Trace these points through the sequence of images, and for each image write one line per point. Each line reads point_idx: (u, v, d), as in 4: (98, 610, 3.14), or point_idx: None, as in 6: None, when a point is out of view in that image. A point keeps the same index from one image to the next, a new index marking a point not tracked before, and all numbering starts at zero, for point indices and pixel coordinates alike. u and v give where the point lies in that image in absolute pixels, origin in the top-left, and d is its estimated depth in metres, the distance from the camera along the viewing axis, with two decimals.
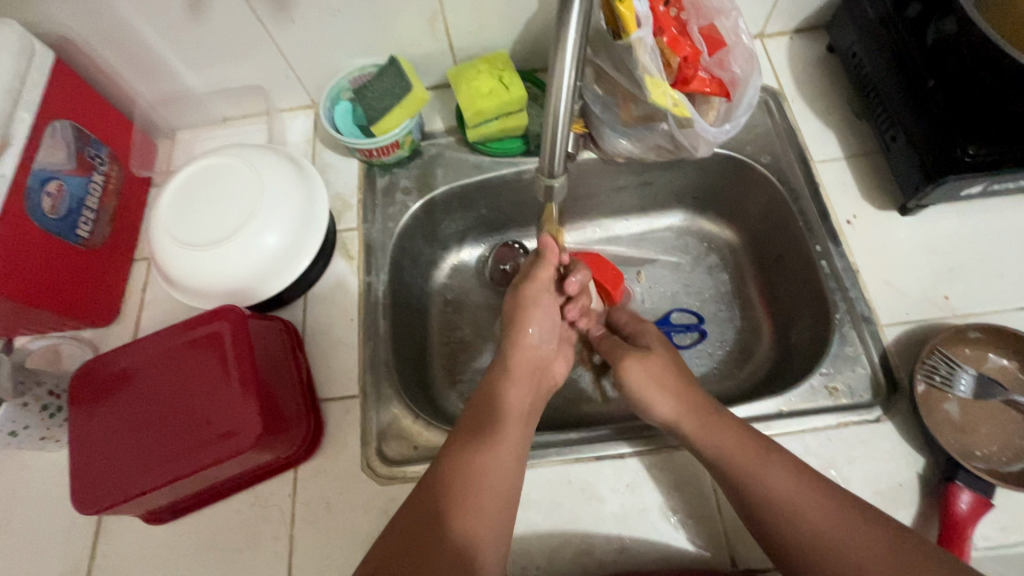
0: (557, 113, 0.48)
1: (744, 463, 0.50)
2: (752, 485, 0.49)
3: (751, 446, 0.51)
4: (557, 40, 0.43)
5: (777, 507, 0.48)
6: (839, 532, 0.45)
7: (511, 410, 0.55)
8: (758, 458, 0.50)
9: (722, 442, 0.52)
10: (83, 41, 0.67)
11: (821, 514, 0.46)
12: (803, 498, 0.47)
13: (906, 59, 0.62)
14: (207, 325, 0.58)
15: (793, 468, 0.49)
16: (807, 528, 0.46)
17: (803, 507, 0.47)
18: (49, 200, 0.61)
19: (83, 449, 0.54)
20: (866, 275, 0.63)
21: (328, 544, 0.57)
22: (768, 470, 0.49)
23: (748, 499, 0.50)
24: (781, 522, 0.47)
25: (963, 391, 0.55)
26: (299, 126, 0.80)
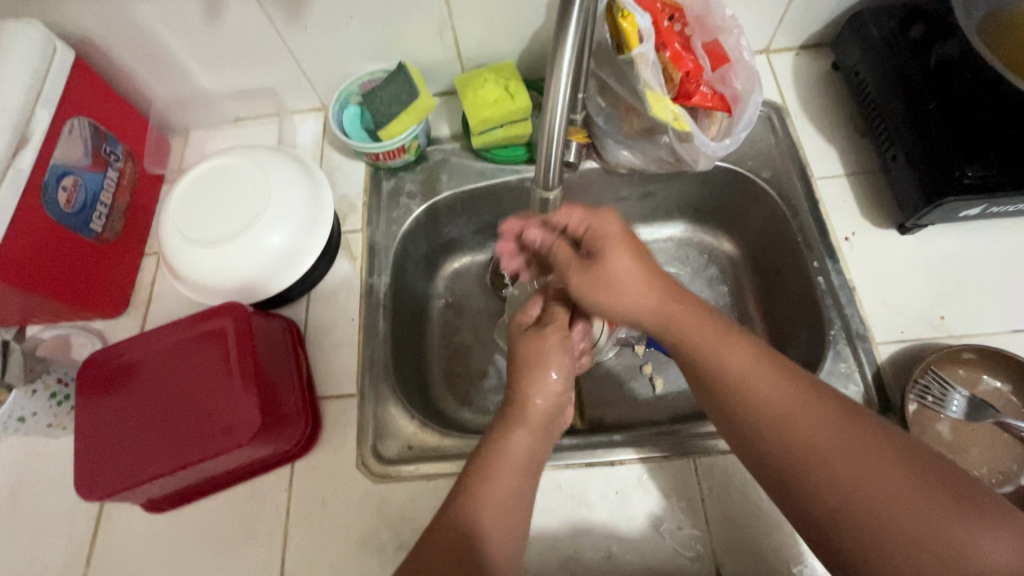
0: (552, 121, 0.49)
1: (702, 341, 0.46)
2: (708, 362, 0.46)
3: (711, 324, 0.47)
4: (555, 54, 0.45)
5: (728, 380, 0.45)
6: (793, 407, 0.42)
7: (516, 467, 0.48)
8: (719, 333, 0.46)
9: (684, 328, 0.47)
10: (103, 42, 0.69)
11: (771, 387, 0.43)
12: (759, 372, 0.44)
13: (909, 82, 0.62)
14: (211, 321, 0.60)
15: (754, 345, 0.45)
16: (763, 403, 0.43)
17: (758, 380, 0.44)
18: (65, 194, 0.63)
19: (88, 437, 0.56)
20: (863, 294, 0.63)
21: (323, 538, 0.58)
22: (728, 348, 0.45)
23: (702, 374, 0.47)
24: (737, 398, 0.44)
25: (955, 412, 0.55)
26: (308, 128, 0.82)
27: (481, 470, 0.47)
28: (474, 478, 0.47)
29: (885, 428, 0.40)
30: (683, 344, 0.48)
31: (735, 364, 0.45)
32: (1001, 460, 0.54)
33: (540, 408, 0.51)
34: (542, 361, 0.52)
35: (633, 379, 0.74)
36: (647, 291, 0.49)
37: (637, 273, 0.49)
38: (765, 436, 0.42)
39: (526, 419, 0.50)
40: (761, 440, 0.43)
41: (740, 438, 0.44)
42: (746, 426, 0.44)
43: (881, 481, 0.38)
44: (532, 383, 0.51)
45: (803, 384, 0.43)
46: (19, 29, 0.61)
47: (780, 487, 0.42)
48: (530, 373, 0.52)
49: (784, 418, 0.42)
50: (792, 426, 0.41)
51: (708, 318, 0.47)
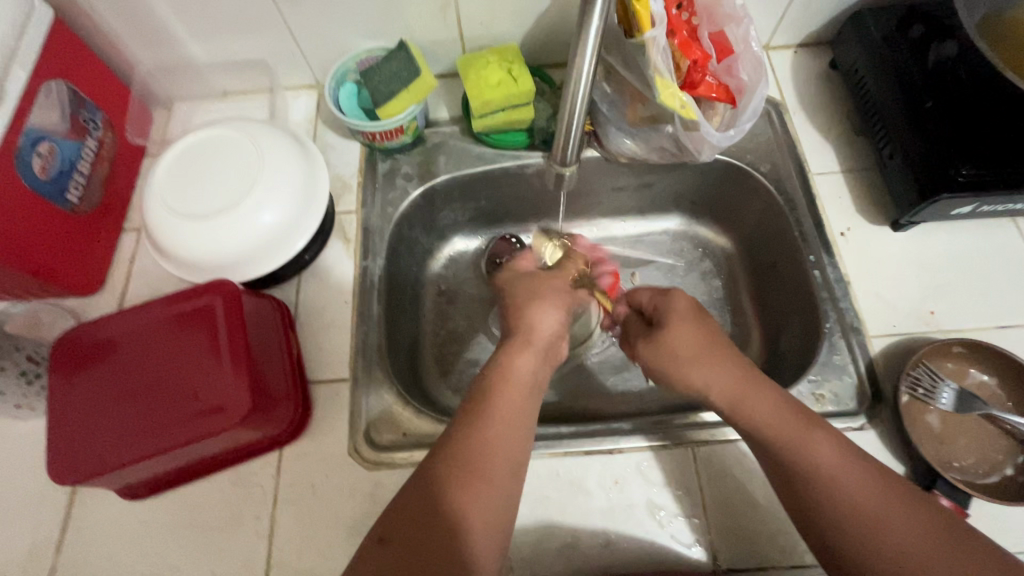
0: (573, 104, 0.51)
1: (785, 434, 0.45)
2: (794, 457, 0.44)
3: (789, 414, 0.46)
4: (580, 28, 0.44)
5: (815, 479, 0.42)
6: (881, 511, 0.40)
7: (501, 453, 0.44)
8: (800, 425, 0.45)
9: (758, 412, 0.46)
10: (85, 2, 0.65)
11: (860, 490, 0.41)
12: (848, 469, 0.42)
13: (908, 80, 0.64)
14: (199, 298, 0.57)
15: (836, 439, 0.44)
16: (853, 504, 0.41)
17: (847, 479, 0.42)
18: (40, 160, 0.60)
19: (62, 417, 0.52)
20: (857, 288, 0.64)
21: (312, 526, 0.56)
22: (814, 440, 0.44)
23: (784, 468, 0.44)
24: (825, 500, 0.42)
25: (944, 404, 0.56)
26: (301, 105, 0.79)
27: (451, 457, 0.43)
28: (457, 456, 0.43)
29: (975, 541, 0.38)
30: (761, 430, 0.46)
31: (821, 460, 0.43)
32: (989, 452, 0.55)
33: (547, 333, 0.54)
34: (545, 295, 0.56)
35: (625, 371, 0.74)
36: (716, 366, 0.50)
37: (699, 345, 0.51)
38: (851, 536, 0.40)
39: (532, 339, 0.52)
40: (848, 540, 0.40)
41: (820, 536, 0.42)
42: (832, 522, 0.41)
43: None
44: (537, 313, 0.54)
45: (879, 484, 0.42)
46: None
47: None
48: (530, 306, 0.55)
49: (875, 520, 0.40)
50: (884, 529, 0.39)
51: (787, 407, 0.46)
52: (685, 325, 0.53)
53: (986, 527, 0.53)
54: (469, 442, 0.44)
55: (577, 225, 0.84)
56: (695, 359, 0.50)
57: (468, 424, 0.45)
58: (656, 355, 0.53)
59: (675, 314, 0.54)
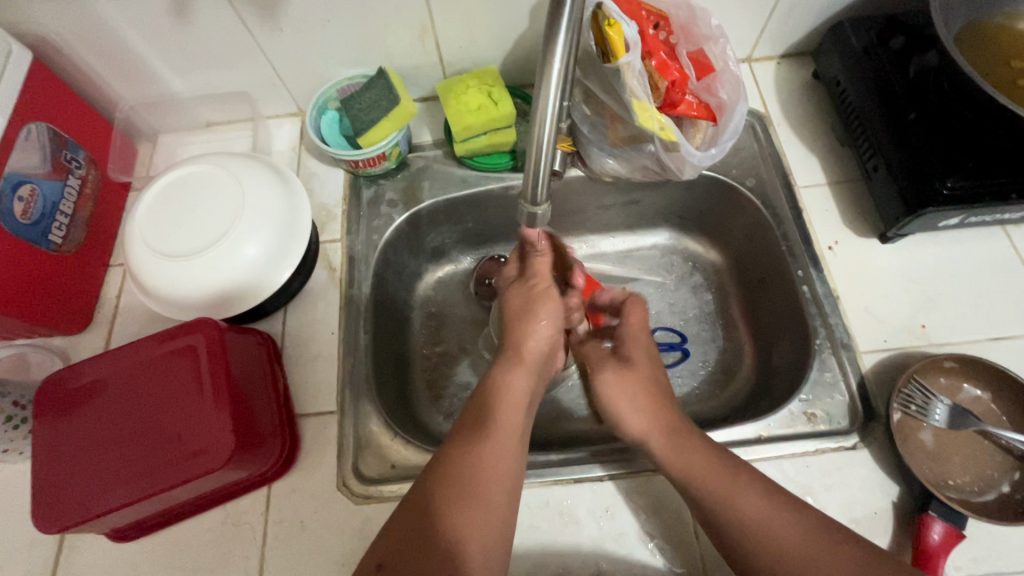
0: (540, 147, 0.48)
1: (710, 485, 0.48)
2: (720, 508, 0.47)
3: (717, 464, 0.49)
4: (543, 66, 0.43)
5: (742, 527, 0.45)
6: (812, 554, 0.42)
7: (497, 475, 0.46)
8: (727, 475, 0.48)
9: (688, 465, 0.50)
10: (64, 43, 0.65)
11: (787, 530, 0.44)
12: (768, 514, 0.45)
13: (889, 91, 0.63)
14: (182, 338, 0.56)
15: (762, 488, 0.47)
16: (781, 551, 0.43)
17: (770, 522, 0.45)
18: (21, 204, 0.60)
19: (46, 465, 0.52)
20: (846, 302, 0.64)
21: (301, 564, 0.56)
22: (739, 492, 0.47)
23: (713, 516, 0.47)
24: (754, 546, 0.44)
25: (937, 421, 0.55)
26: (284, 134, 0.79)
27: (445, 474, 0.45)
28: (453, 473, 0.45)
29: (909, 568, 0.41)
30: (690, 484, 0.49)
31: (746, 506, 0.46)
32: (984, 468, 0.55)
33: (537, 350, 0.57)
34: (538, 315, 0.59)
35: None
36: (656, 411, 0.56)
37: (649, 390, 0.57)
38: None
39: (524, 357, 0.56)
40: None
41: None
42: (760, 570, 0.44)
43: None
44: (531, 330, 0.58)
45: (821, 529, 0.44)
46: None
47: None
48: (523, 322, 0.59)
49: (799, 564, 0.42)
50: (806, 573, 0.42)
51: (716, 458, 0.49)
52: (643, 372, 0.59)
53: (984, 547, 0.52)
54: (466, 460, 0.46)
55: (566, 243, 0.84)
56: (641, 404, 0.56)
57: (459, 444, 0.47)
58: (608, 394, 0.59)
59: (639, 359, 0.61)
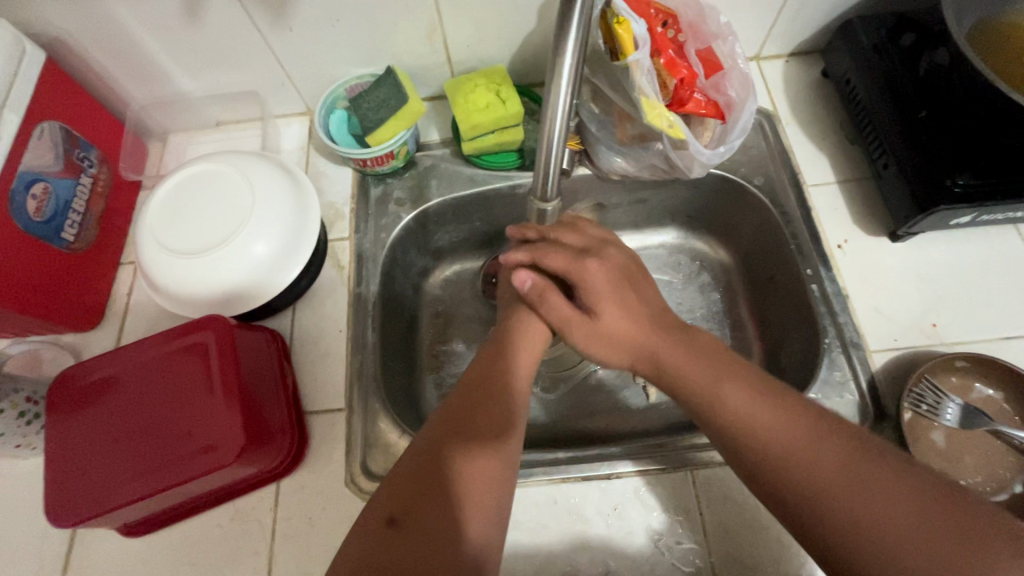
0: (550, 142, 0.49)
1: (695, 383, 0.46)
2: (706, 404, 0.45)
3: (701, 362, 0.47)
4: (553, 64, 0.43)
5: (727, 422, 0.43)
6: (798, 444, 0.40)
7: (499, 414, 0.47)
8: (713, 373, 0.46)
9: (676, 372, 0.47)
10: (76, 42, 0.66)
11: (770, 422, 0.42)
12: (750, 409, 0.43)
13: (899, 89, 0.63)
14: (192, 335, 0.57)
15: (750, 382, 0.45)
16: (764, 439, 0.41)
17: (752, 419, 0.42)
18: (35, 202, 0.60)
19: (58, 460, 0.53)
20: (856, 301, 0.63)
21: (310, 560, 0.56)
22: (723, 387, 0.45)
23: (701, 413, 0.45)
24: (740, 440, 0.43)
25: (949, 420, 0.55)
26: (293, 133, 0.79)
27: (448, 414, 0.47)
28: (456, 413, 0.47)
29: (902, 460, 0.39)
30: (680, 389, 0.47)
31: (731, 400, 0.44)
32: (997, 469, 0.54)
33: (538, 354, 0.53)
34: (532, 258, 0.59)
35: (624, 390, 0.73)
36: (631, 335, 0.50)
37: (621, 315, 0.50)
38: (762, 468, 0.41)
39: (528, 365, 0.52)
40: (758, 471, 0.41)
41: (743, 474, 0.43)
42: (745, 457, 0.42)
43: (909, 522, 0.35)
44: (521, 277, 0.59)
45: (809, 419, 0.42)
46: None
47: (786, 517, 0.40)
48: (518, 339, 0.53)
49: (783, 454, 0.40)
50: (790, 463, 0.40)
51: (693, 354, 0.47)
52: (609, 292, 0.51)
53: None
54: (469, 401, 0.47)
55: None
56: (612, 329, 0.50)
57: (468, 400, 0.47)
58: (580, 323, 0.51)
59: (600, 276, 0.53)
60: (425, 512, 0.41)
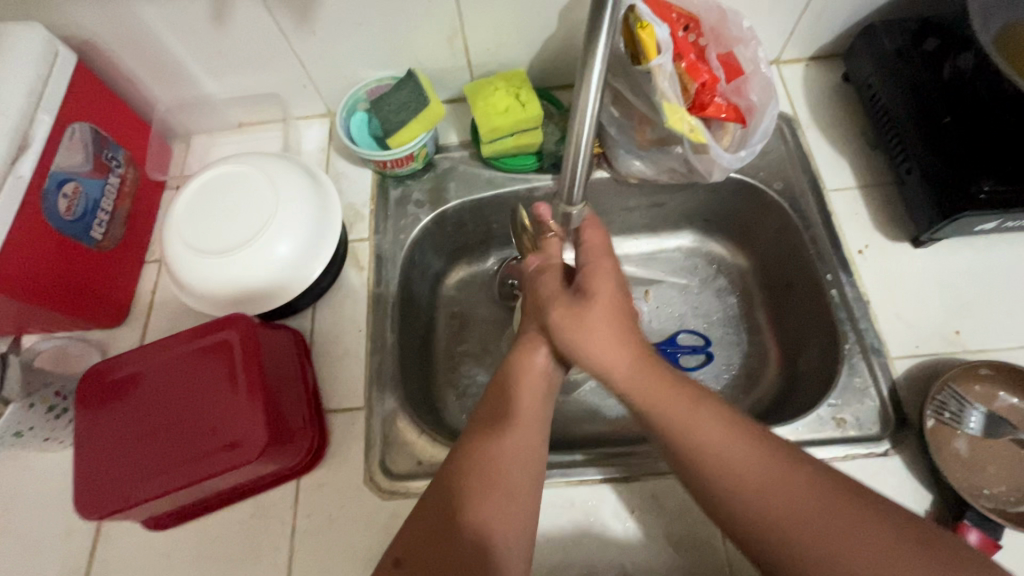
0: (579, 146, 0.49)
1: (672, 417, 0.47)
2: (683, 437, 0.46)
3: (681, 393, 0.48)
4: (583, 69, 0.44)
5: (699, 457, 0.45)
6: (767, 481, 0.42)
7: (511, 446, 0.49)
8: (690, 407, 0.47)
9: (654, 396, 0.48)
10: (106, 45, 0.67)
11: (744, 459, 0.44)
12: (726, 444, 0.45)
13: (923, 94, 0.62)
14: (216, 333, 0.58)
15: (724, 418, 0.46)
16: (733, 475, 0.43)
17: (730, 452, 0.44)
18: (66, 201, 0.61)
19: (87, 453, 0.54)
20: (877, 307, 0.63)
21: (329, 557, 0.56)
22: (699, 422, 0.46)
23: (678, 447, 0.46)
24: (711, 474, 0.44)
25: (972, 428, 0.55)
26: (313, 134, 0.80)
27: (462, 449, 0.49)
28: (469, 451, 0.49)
29: (868, 497, 0.41)
30: (656, 417, 0.48)
31: (705, 437, 0.45)
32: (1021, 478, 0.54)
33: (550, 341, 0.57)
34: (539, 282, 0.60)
35: None
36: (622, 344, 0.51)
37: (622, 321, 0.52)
38: (730, 502, 0.43)
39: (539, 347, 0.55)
40: (730, 505, 0.43)
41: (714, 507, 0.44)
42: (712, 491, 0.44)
43: (870, 564, 0.38)
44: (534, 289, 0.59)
45: (782, 457, 0.43)
46: (20, 30, 0.60)
47: (753, 549, 0.42)
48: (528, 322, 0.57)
49: (756, 487, 0.42)
50: (758, 500, 0.42)
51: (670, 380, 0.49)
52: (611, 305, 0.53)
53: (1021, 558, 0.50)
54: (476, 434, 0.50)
55: None
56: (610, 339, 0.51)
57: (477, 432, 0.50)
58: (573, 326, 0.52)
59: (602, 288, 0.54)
60: (432, 548, 0.43)
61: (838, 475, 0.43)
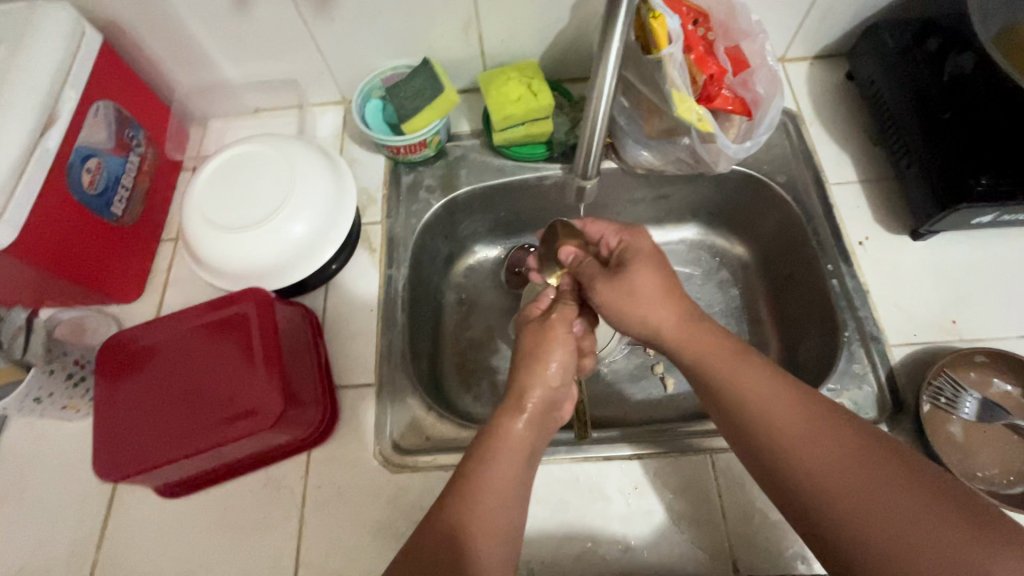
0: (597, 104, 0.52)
1: (720, 366, 0.48)
2: (729, 389, 0.47)
3: (728, 348, 0.49)
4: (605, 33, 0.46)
5: (744, 405, 0.46)
6: (810, 431, 0.42)
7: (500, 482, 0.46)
8: (736, 358, 0.48)
9: (705, 351, 0.49)
10: (130, 27, 0.69)
11: (785, 407, 0.44)
12: (770, 395, 0.45)
13: (924, 92, 0.64)
14: (233, 306, 0.60)
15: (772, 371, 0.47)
16: (778, 424, 0.43)
17: (772, 403, 0.44)
18: (89, 175, 0.63)
19: (106, 419, 0.55)
20: (876, 297, 0.65)
21: (339, 527, 0.58)
22: (743, 373, 0.47)
23: (721, 397, 0.47)
24: (753, 420, 0.45)
25: (967, 413, 0.57)
26: (328, 121, 0.82)
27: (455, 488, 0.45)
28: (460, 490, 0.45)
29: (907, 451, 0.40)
30: (702, 370, 0.49)
31: (750, 384, 0.46)
32: (1013, 461, 0.55)
33: (541, 399, 0.52)
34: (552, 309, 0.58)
35: (641, 380, 0.75)
36: (666, 304, 0.52)
37: (662, 285, 0.53)
38: (772, 453, 0.43)
39: (525, 407, 0.51)
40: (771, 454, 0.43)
41: (755, 458, 0.45)
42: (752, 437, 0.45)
43: (907, 512, 0.37)
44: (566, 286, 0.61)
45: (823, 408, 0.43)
46: (49, 9, 0.61)
47: (789, 500, 0.42)
48: (527, 366, 0.53)
49: (796, 437, 0.42)
50: (798, 449, 0.42)
51: (726, 342, 0.49)
52: (649, 269, 0.54)
53: None
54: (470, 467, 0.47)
55: None
56: (650, 296, 0.53)
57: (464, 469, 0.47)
58: (618, 286, 0.54)
59: (641, 257, 0.55)
60: None
61: (878, 430, 0.42)
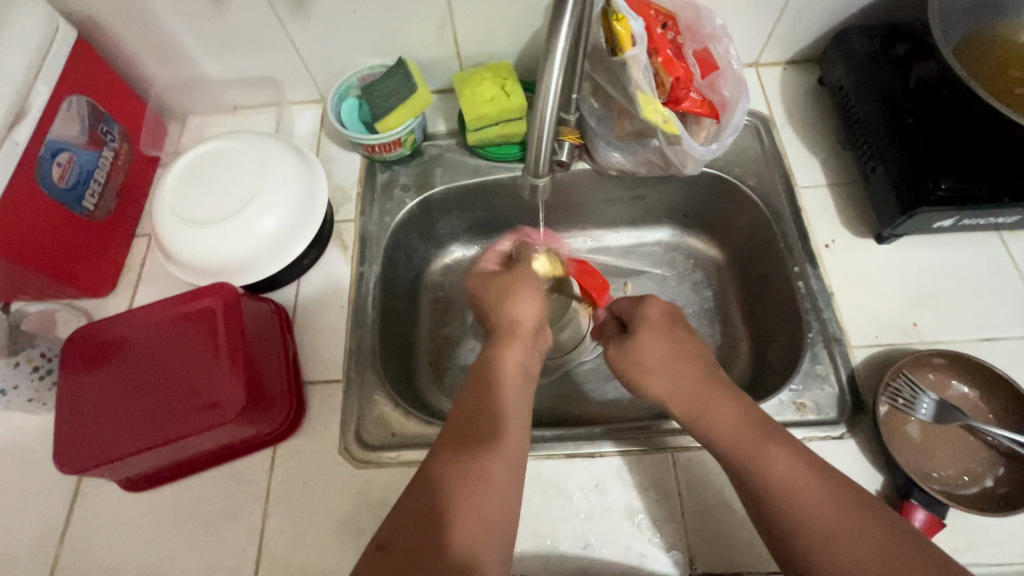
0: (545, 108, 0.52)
1: (742, 445, 0.46)
2: (752, 469, 0.45)
3: (745, 423, 0.47)
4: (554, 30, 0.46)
5: (769, 487, 0.44)
6: (835, 524, 0.40)
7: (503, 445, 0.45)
8: (756, 436, 0.46)
9: (718, 420, 0.48)
10: (106, 23, 0.70)
11: (812, 498, 0.42)
12: (795, 480, 0.43)
13: (890, 96, 0.65)
14: (201, 300, 0.60)
15: (795, 452, 0.45)
16: (803, 513, 0.42)
17: (797, 489, 0.43)
18: (59, 169, 0.63)
19: (70, 411, 0.55)
20: (840, 298, 0.65)
21: (302, 521, 0.58)
22: (768, 455, 0.45)
23: (743, 476, 0.46)
24: (777, 503, 0.43)
25: (924, 415, 0.57)
26: (306, 119, 0.83)
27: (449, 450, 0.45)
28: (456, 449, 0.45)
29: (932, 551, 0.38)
30: (720, 443, 0.48)
31: (777, 468, 0.44)
32: (969, 462, 0.56)
33: (525, 323, 0.57)
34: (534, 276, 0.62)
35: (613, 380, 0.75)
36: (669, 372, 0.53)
37: (672, 352, 0.54)
38: (796, 543, 0.41)
39: (508, 329, 0.56)
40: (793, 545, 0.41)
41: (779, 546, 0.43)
42: (774, 525, 0.43)
43: None
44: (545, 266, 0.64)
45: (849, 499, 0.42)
46: None
47: None
48: (509, 299, 0.58)
49: (821, 528, 0.41)
50: (832, 547, 0.40)
51: (738, 409, 0.48)
52: (656, 338, 0.56)
53: (964, 537, 0.53)
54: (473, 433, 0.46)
55: (570, 236, 0.86)
56: (657, 368, 0.54)
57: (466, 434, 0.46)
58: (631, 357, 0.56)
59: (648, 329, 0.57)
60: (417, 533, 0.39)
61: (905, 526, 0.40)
